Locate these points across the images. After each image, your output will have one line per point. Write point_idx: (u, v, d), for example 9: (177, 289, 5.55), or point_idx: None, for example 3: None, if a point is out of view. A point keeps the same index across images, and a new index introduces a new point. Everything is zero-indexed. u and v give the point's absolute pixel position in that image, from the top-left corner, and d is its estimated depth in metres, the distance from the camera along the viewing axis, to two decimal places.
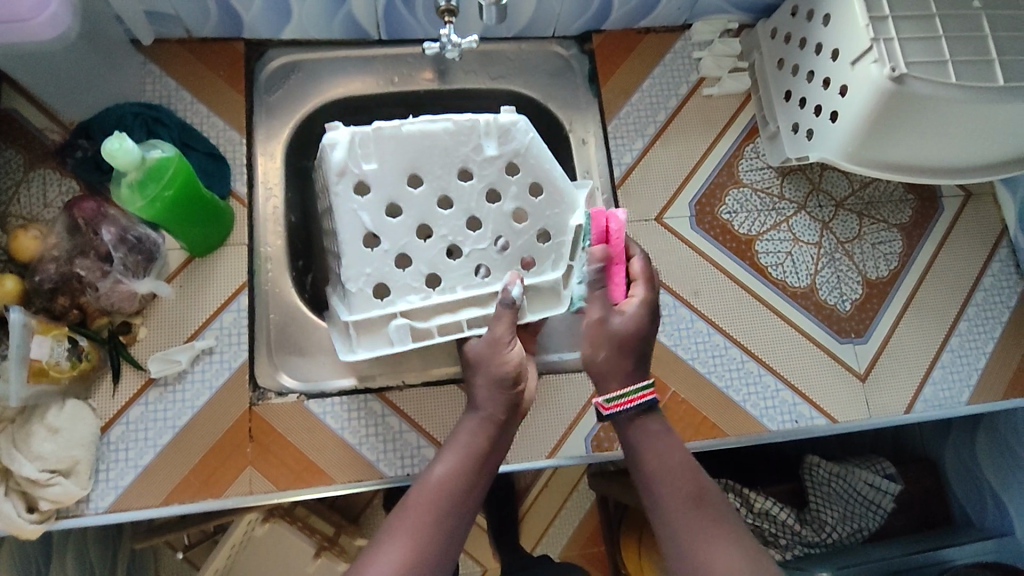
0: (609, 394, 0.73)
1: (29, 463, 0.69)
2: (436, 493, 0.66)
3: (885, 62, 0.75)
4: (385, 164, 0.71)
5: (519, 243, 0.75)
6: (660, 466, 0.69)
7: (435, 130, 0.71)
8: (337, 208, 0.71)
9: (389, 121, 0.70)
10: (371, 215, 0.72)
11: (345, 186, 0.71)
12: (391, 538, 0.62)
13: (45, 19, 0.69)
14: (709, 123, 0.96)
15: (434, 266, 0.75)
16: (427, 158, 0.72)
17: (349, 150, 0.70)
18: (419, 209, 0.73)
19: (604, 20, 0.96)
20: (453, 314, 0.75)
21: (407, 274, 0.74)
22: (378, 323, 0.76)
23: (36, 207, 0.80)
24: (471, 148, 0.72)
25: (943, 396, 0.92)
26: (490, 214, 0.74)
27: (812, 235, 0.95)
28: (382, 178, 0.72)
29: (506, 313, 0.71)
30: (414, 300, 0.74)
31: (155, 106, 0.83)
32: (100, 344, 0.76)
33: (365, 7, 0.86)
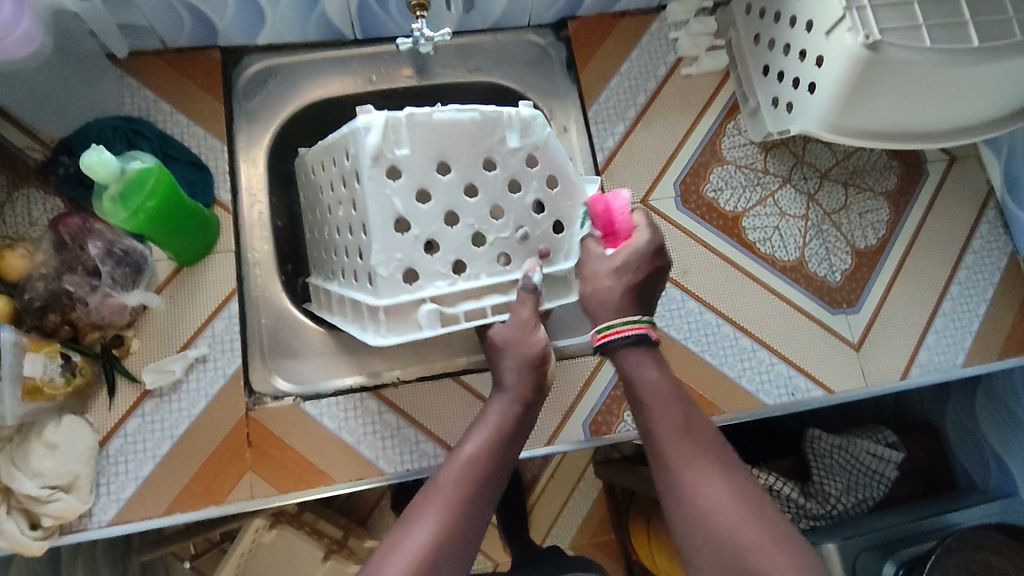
0: (603, 325, 0.72)
1: (30, 480, 0.70)
2: (464, 471, 0.66)
3: (859, 30, 0.75)
4: (416, 151, 0.66)
5: (538, 234, 0.73)
6: (687, 455, 0.65)
7: (463, 121, 0.66)
8: (368, 193, 0.66)
9: (422, 106, 0.65)
10: (403, 201, 0.67)
11: (376, 172, 0.66)
12: (419, 517, 0.62)
13: (18, 36, 0.69)
14: (689, 102, 0.96)
15: (461, 254, 0.71)
16: (456, 145, 0.67)
17: (382, 133, 0.65)
18: (447, 196, 0.68)
19: (578, 6, 0.96)
20: (478, 300, 0.72)
21: (436, 260, 0.70)
22: (407, 309, 0.70)
23: (21, 225, 0.80)
24: (497, 139, 0.68)
25: (938, 360, 0.93)
26: (513, 206, 0.71)
27: (799, 208, 0.95)
28: (413, 164, 0.67)
29: (530, 296, 0.71)
30: (442, 285, 0.70)
31: (134, 119, 0.83)
32: (93, 359, 0.76)
33: (338, 8, 0.87)
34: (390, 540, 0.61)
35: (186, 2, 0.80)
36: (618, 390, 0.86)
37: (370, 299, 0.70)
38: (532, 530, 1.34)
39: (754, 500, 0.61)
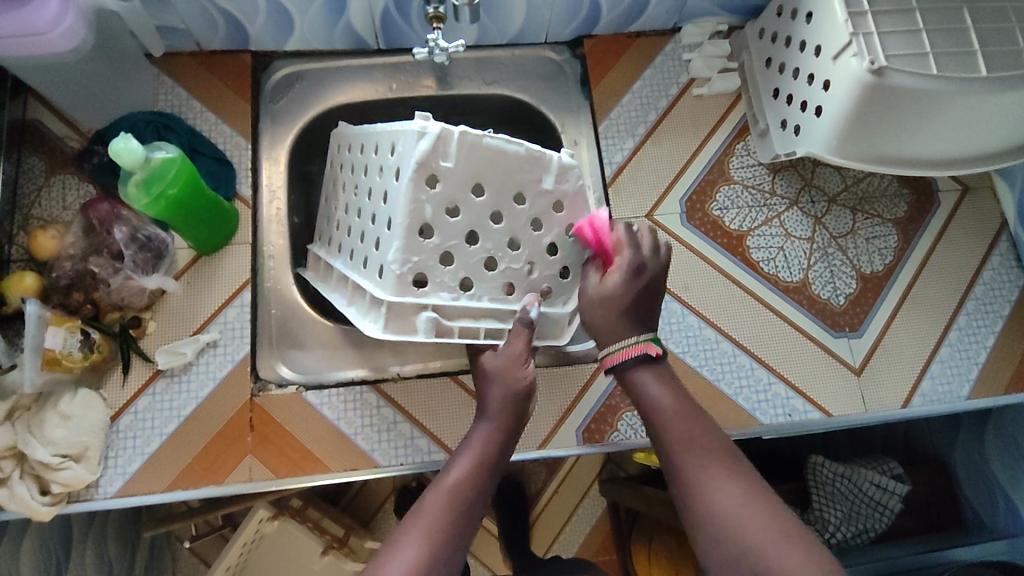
0: (608, 351, 0.71)
1: (42, 447, 0.73)
2: (451, 494, 0.66)
3: (865, 55, 0.76)
4: (458, 167, 0.69)
5: (546, 274, 0.77)
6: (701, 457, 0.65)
7: (510, 152, 0.69)
8: (407, 192, 0.68)
9: (477, 130, 0.68)
10: (433, 208, 0.70)
11: (416, 177, 0.68)
12: (407, 538, 0.62)
13: (62, 31, 0.74)
14: (699, 122, 0.98)
15: (469, 272, 0.73)
16: (496, 173, 0.70)
17: (435, 143, 0.67)
18: (475, 216, 0.71)
19: (594, 24, 0.99)
20: (475, 320, 0.75)
21: (447, 272, 0.72)
22: (408, 312, 0.73)
23: (56, 209, 0.86)
24: (533, 178, 0.72)
25: (942, 391, 0.91)
26: (531, 241, 0.75)
27: (805, 230, 0.95)
28: (451, 177, 0.70)
29: (524, 330, 0.73)
30: (445, 297, 0.73)
31: (166, 114, 0.89)
32: (111, 337, 0.80)
33: (363, 18, 0.91)
34: (381, 557, 0.62)
35: (220, 6, 0.85)
36: (614, 398, 0.86)
37: (376, 292, 0.73)
38: (533, 543, 1.34)
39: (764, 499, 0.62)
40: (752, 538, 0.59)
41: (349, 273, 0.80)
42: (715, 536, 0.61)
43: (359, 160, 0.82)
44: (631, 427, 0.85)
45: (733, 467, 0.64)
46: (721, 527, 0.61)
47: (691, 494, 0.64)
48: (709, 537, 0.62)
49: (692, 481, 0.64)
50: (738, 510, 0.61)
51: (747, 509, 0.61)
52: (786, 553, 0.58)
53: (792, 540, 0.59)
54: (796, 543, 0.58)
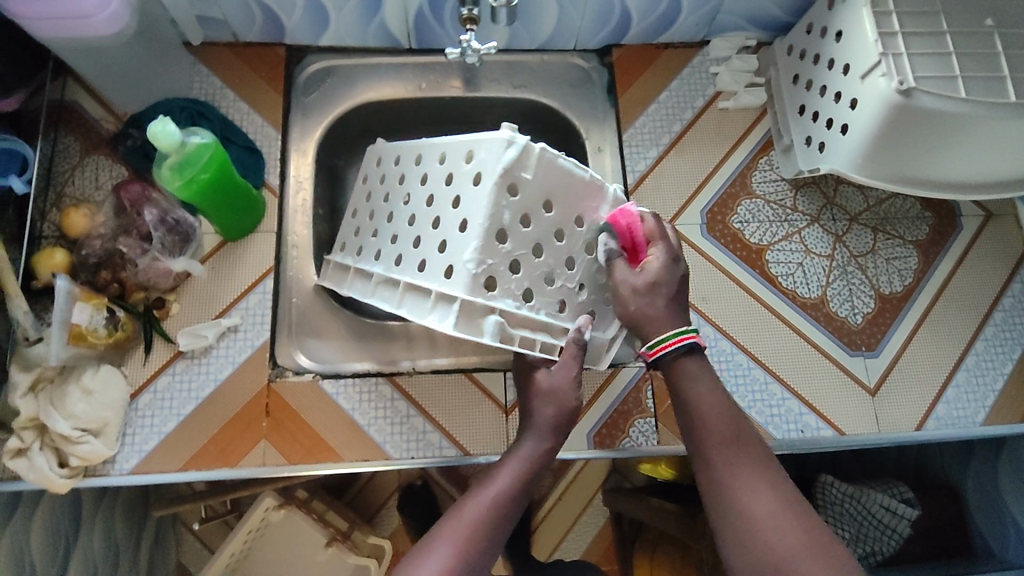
0: (652, 342, 0.72)
1: (64, 420, 0.75)
2: (491, 504, 0.68)
3: (893, 75, 0.76)
4: (535, 181, 0.69)
5: (590, 298, 0.76)
6: (735, 461, 0.68)
7: (581, 174, 0.71)
8: (489, 196, 0.66)
9: (556, 150, 0.68)
10: (511, 217, 0.68)
11: (500, 183, 0.67)
12: (442, 542, 0.65)
13: (108, 14, 0.76)
14: (724, 134, 0.99)
15: (532, 284, 0.71)
16: (566, 192, 0.71)
17: (521, 153, 0.67)
18: (543, 230, 0.71)
19: (623, 34, 1.00)
20: (533, 331, 0.72)
21: (514, 280, 0.70)
22: (476, 314, 0.69)
23: (88, 188, 0.88)
24: (592, 204, 0.74)
25: (957, 416, 0.90)
26: (584, 263, 0.75)
27: (825, 247, 0.95)
28: (528, 190, 0.69)
29: (579, 352, 0.72)
30: (510, 304, 0.69)
31: (200, 102, 0.91)
32: (135, 317, 0.82)
33: (397, 17, 0.93)
34: (416, 554, 0.65)
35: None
36: (626, 404, 0.86)
37: (447, 288, 0.68)
38: (534, 548, 1.34)
39: (795, 512, 0.64)
40: (777, 545, 0.62)
41: (386, 272, 0.78)
42: (742, 539, 0.64)
43: (396, 171, 0.85)
44: (642, 433, 0.85)
45: (768, 476, 0.67)
46: (749, 528, 0.64)
47: (724, 494, 0.67)
48: (735, 541, 0.64)
49: (726, 483, 0.67)
50: (769, 519, 0.64)
51: (779, 518, 0.63)
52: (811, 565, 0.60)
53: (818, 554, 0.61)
54: (822, 558, 0.61)
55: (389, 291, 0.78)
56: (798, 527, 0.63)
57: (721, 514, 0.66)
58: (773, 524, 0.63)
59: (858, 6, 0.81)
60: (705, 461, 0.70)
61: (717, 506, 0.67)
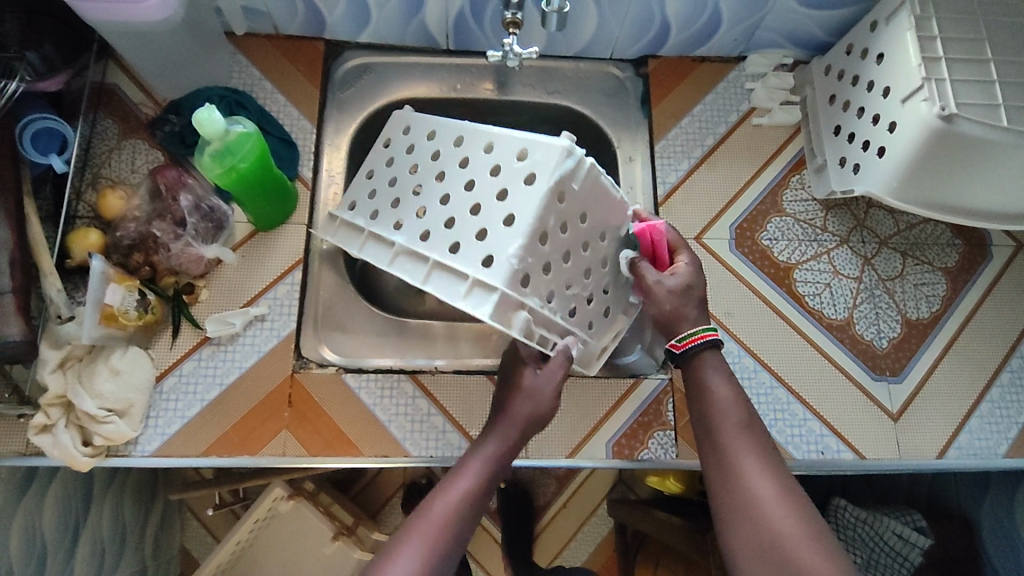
0: (680, 335, 0.75)
1: (90, 399, 0.75)
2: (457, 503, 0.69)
3: (935, 101, 0.76)
4: (578, 194, 0.72)
5: (595, 308, 0.80)
6: (740, 442, 0.70)
7: (614, 194, 0.75)
8: (543, 199, 0.68)
9: (600, 167, 0.72)
10: (553, 222, 0.70)
11: (552, 188, 0.69)
12: (409, 541, 0.66)
13: (155, 2, 0.77)
14: (757, 150, 0.99)
15: (555, 286, 0.74)
16: (597, 208, 0.75)
17: (576, 165, 0.69)
18: (574, 240, 0.74)
19: (660, 46, 1.00)
20: (549, 328, 0.74)
21: (544, 281, 0.72)
22: (511, 305, 0.69)
23: (124, 171, 0.89)
24: (615, 223, 0.78)
25: (979, 446, 0.89)
26: (598, 276, 0.79)
27: (853, 269, 0.95)
28: (571, 201, 0.71)
29: (566, 361, 0.74)
30: (537, 302, 0.71)
31: (239, 92, 0.92)
32: (165, 300, 0.83)
33: (438, 18, 0.93)
34: (388, 550, 0.66)
35: None
36: (647, 415, 0.86)
37: (487, 277, 0.69)
38: (537, 554, 1.33)
39: (796, 498, 0.66)
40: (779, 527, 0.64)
41: (409, 246, 0.77)
42: (745, 518, 0.66)
43: (428, 147, 0.83)
44: (661, 446, 0.85)
45: (774, 465, 0.69)
46: (751, 509, 0.66)
47: (732, 474, 0.69)
48: (737, 519, 0.67)
49: (734, 464, 0.69)
50: (770, 498, 0.66)
51: (779, 503, 0.66)
52: (809, 549, 0.63)
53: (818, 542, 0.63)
54: (819, 542, 0.63)
55: (418, 264, 0.75)
56: (799, 512, 0.65)
57: (726, 492, 0.68)
58: (774, 508, 0.65)
59: (902, 29, 0.81)
60: (716, 441, 0.72)
61: (722, 484, 0.69)
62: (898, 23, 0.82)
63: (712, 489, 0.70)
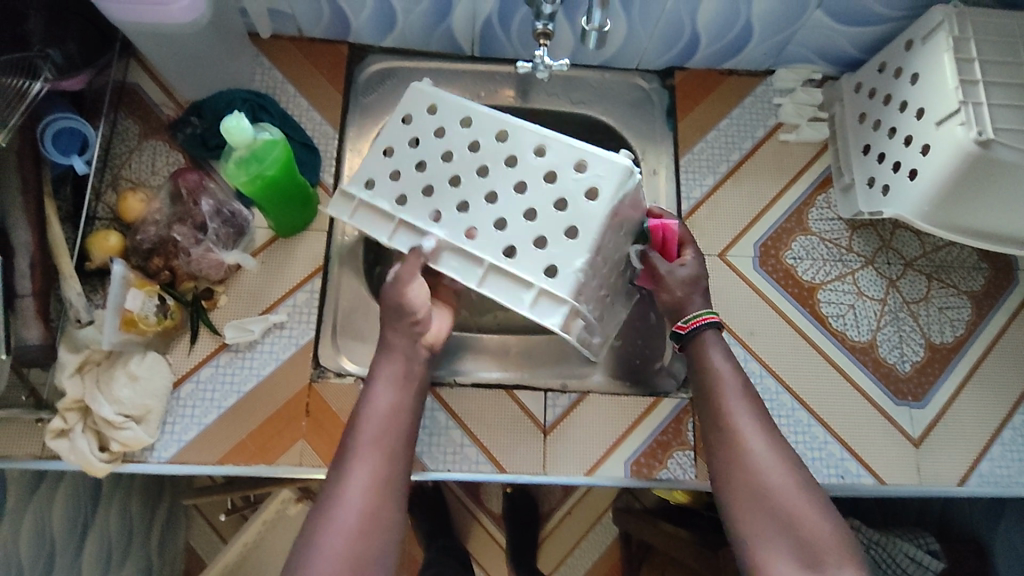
0: (685, 317, 0.79)
1: (108, 404, 0.75)
2: (388, 438, 0.70)
3: (972, 125, 0.74)
4: (625, 208, 0.76)
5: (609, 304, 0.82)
6: (735, 402, 0.74)
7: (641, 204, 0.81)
8: (608, 217, 0.72)
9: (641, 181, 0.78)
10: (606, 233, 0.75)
11: (613, 204, 0.73)
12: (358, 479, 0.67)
13: (185, 5, 0.76)
14: (783, 168, 0.97)
15: (593, 291, 0.77)
16: (631, 217, 0.79)
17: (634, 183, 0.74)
18: (613, 247, 0.78)
19: (688, 58, 0.98)
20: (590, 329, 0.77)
21: (591, 286, 0.76)
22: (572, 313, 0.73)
23: (145, 173, 0.88)
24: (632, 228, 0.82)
25: (1001, 475, 0.88)
26: (617, 275, 0.82)
27: (878, 291, 0.93)
28: (620, 215, 0.76)
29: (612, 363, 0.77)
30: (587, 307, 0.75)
31: (261, 95, 0.90)
32: (184, 305, 0.82)
33: (464, 25, 0.92)
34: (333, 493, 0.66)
35: None
36: (666, 434, 0.85)
37: (557, 289, 0.72)
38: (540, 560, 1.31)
39: (788, 455, 0.70)
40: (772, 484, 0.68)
41: (453, 240, 0.76)
42: (735, 469, 0.70)
43: (465, 135, 0.79)
44: (680, 466, 0.84)
45: (767, 423, 0.73)
46: (745, 466, 0.70)
47: (730, 436, 0.72)
48: (734, 474, 0.70)
49: (733, 428, 0.72)
50: (763, 455, 0.70)
51: (772, 460, 0.69)
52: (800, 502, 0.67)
53: (806, 492, 0.68)
54: (809, 496, 0.67)
55: (469, 265, 0.75)
56: (790, 470, 0.69)
57: (725, 454, 0.71)
58: (766, 464, 0.69)
59: (939, 50, 0.79)
60: (713, 401, 0.75)
61: (721, 448, 0.72)
62: (935, 43, 0.80)
63: (711, 450, 0.73)
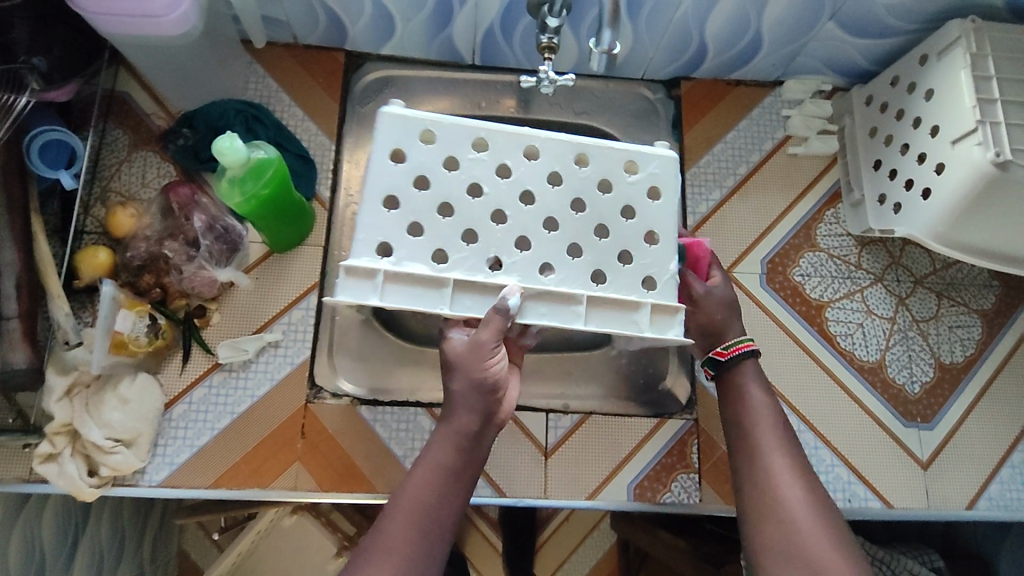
0: (725, 342, 0.74)
1: (97, 428, 0.73)
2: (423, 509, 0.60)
3: (989, 146, 0.72)
4: None
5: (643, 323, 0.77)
6: (770, 445, 0.68)
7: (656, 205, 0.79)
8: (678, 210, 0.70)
9: None
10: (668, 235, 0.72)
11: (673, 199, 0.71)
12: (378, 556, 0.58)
13: (176, 16, 0.73)
14: (791, 182, 0.95)
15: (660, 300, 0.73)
16: None
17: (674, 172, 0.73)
18: None
19: (695, 68, 0.96)
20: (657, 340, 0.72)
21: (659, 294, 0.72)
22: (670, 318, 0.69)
23: (134, 185, 0.85)
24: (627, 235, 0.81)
25: (1010, 498, 0.87)
26: None
27: (887, 309, 0.92)
28: None
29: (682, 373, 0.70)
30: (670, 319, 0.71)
31: (255, 105, 0.88)
32: (175, 324, 0.80)
33: (465, 33, 0.89)
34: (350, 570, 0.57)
35: (326, 6, 0.84)
36: (670, 457, 0.84)
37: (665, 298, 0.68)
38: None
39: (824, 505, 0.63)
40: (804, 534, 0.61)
41: (530, 288, 0.66)
42: (765, 517, 0.63)
43: (489, 161, 0.68)
44: (684, 490, 0.83)
45: (804, 470, 0.66)
46: (776, 513, 0.63)
47: (760, 478, 0.66)
48: (764, 523, 0.63)
49: (764, 467, 0.66)
50: (796, 502, 0.63)
51: (806, 508, 0.63)
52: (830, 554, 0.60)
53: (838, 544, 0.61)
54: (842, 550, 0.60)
55: (566, 308, 0.66)
56: (822, 518, 0.62)
57: (755, 497, 0.65)
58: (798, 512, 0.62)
59: (956, 67, 0.77)
60: (749, 445, 0.69)
61: (748, 485, 0.66)
62: (951, 60, 0.78)
63: (740, 493, 0.67)
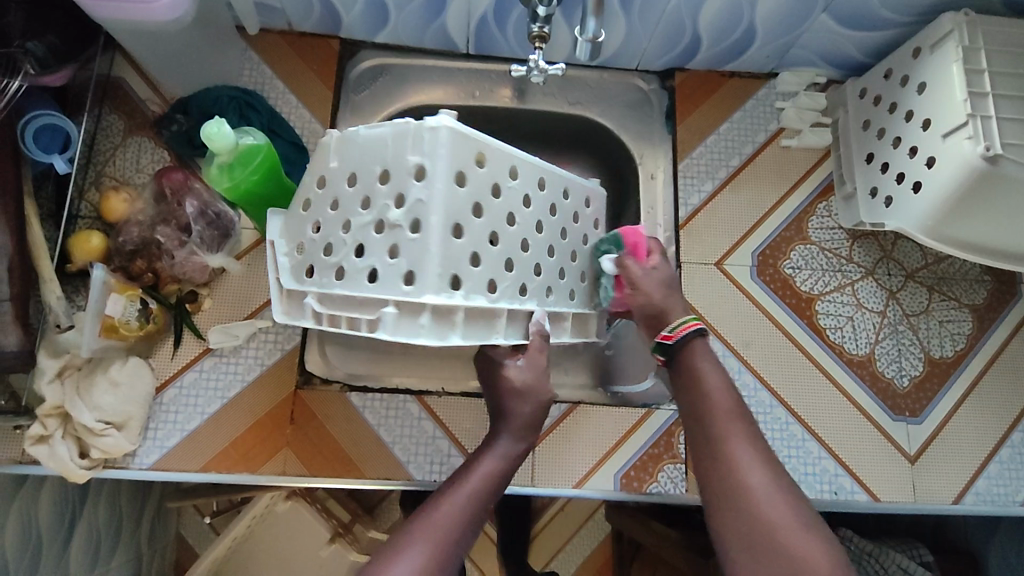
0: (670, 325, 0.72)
1: (88, 411, 0.74)
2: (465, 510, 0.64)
3: (980, 140, 0.72)
4: None
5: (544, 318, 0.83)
6: (731, 426, 0.65)
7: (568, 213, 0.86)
8: None
9: None
10: None
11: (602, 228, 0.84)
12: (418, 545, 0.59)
13: (167, 2, 0.73)
14: (784, 174, 0.95)
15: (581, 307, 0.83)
16: None
17: None
18: None
19: (689, 59, 0.96)
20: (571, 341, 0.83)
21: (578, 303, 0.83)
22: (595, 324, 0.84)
23: (129, 170, 0.86)
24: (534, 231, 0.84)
25: (997, 493, 0.87)
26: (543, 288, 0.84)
27: (877, 303, 0.92)
28: None
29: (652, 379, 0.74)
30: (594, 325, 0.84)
31: (249, 92, 0.88)
32: (167, 308, 0.80)
33: (459, 22, 0.89)
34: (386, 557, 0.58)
35: None
36: (658, 447, 0.84)
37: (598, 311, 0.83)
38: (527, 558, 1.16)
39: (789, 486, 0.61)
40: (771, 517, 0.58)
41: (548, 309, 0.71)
42: (728, 502, 0.60)
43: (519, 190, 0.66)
44: (671, 480, 0.83)
45: (766, 453, 0.63)
46: (740, 497, 0.60)
47: (725, 463, 0.62)
48: (729, 507, 0.60)
49: (727, 452, 0.63)
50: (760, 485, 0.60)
51: (770, 490, 0.60)
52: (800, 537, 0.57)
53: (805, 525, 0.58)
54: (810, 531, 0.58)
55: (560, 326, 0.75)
56: (787, 499, 0.59)
57: (718, 482, 0.62)
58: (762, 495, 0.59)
59: (948, 61, 0.77)
60: (710, 428, 0.65)
61: (711, 472, 0.63)
62: (945, 52, 0.77)
63: (703, 478, 0.64)
